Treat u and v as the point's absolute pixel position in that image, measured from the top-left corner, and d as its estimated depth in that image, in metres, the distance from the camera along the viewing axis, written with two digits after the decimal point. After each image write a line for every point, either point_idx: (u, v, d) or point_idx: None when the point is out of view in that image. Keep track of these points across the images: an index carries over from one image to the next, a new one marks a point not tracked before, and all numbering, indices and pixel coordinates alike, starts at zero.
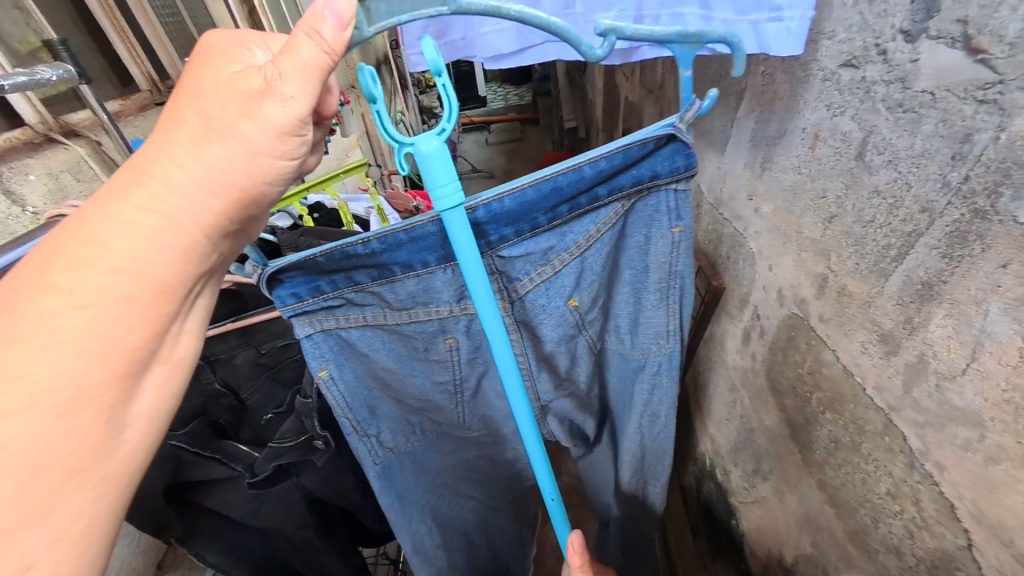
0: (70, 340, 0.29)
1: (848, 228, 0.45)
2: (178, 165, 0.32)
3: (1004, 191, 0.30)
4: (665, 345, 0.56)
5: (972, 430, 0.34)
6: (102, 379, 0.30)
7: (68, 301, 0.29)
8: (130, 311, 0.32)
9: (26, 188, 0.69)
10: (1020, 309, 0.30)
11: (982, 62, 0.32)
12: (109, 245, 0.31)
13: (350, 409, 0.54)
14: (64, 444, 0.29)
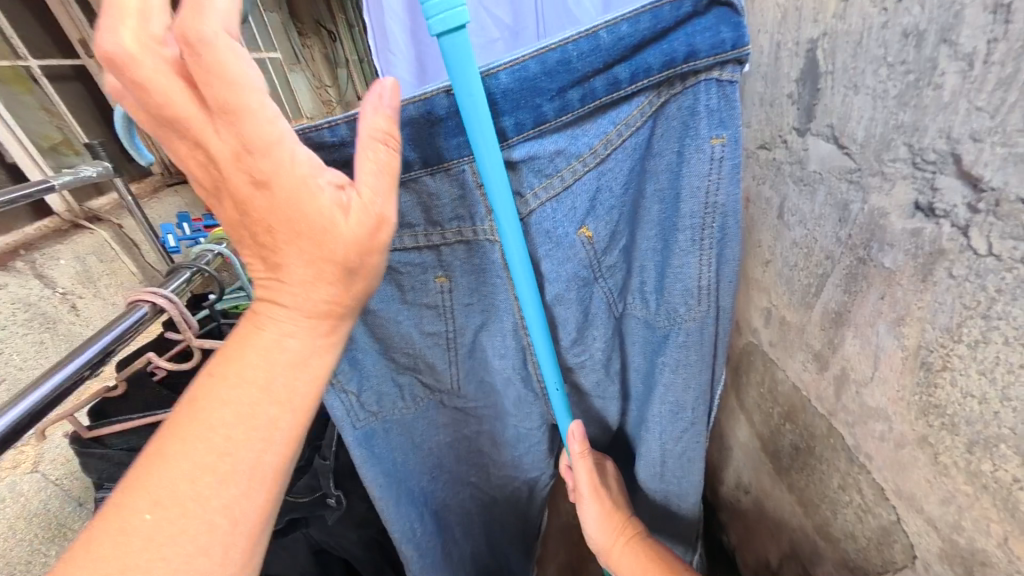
0: (229, 439, 0.33)
1: (779, 270, 0.57)
2: (287, 336, 0.36)
3: (874, 244, 0.43)
4: (697, 310, 0.57)
5: (883, 423, 0.44)
6: (257, 466, 0.34)
7: (223, 405, 0.33)
8: (241, 458, 0.34)
9: (57, 271, 0.98)
10: (898, 328, 0.40)
11: (845, 154, 0.45)
12: (260, 345, 0.35)
13: (333, 367, 0.56)
14: (226, 514, 0.33)
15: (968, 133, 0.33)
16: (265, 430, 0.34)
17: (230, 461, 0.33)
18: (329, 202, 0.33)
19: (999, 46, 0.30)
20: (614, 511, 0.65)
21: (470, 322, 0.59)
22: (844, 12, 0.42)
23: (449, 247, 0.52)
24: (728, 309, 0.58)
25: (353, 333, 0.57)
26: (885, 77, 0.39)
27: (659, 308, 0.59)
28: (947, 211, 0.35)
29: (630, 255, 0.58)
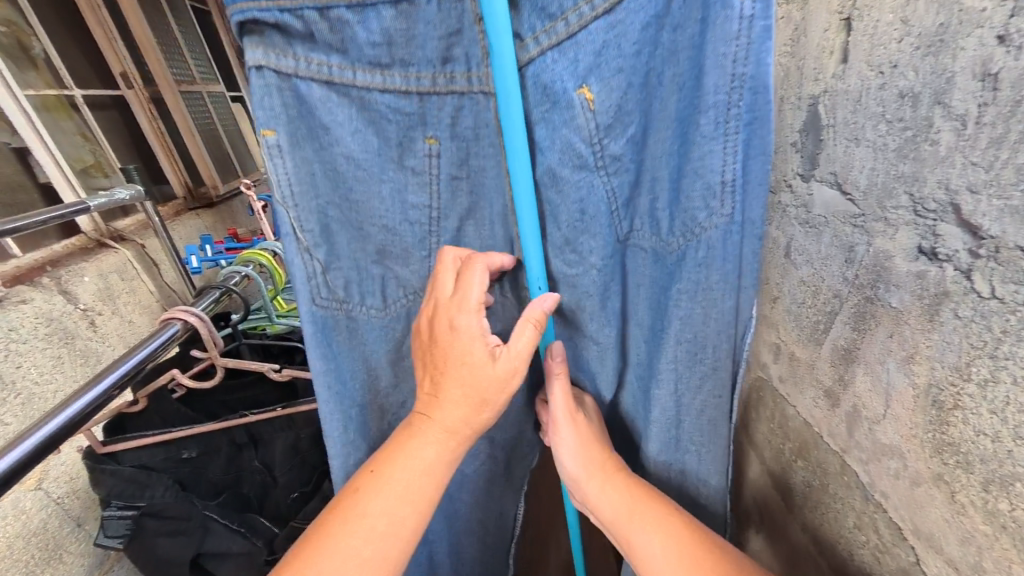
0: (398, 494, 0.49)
1: (788, 307, 0.59)
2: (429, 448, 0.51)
3: (880, 285, 0.45)
4: (723, 208, 0.53)
5: (898, 461, 0.44)
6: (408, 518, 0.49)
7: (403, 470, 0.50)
8: (385, 542, 0.48)
9: (80, 288, 1.00)
10: (907, 366, 0.42)
11: (849, 199, 0.48)
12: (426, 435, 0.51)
13: (300, 209, 0.55)
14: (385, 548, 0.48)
15: (965, 186, 0.36)
16: (403, 527, 0.49)
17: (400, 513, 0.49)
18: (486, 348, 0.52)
19: (990, 109, 0.33)
20: (600, 450, 0.67)
21: (456, 205, 0.65)
22: (843, 73, 0.46)
23: (435, 98, 0.57)
24: (759, 217, 0.53)
25: (326, 206, 0.57)
26: (884, 132, 0.42)
27: (681, 211, 0.57)
28: (950, 255, 0.38)
29: (642, 154, 0.58)
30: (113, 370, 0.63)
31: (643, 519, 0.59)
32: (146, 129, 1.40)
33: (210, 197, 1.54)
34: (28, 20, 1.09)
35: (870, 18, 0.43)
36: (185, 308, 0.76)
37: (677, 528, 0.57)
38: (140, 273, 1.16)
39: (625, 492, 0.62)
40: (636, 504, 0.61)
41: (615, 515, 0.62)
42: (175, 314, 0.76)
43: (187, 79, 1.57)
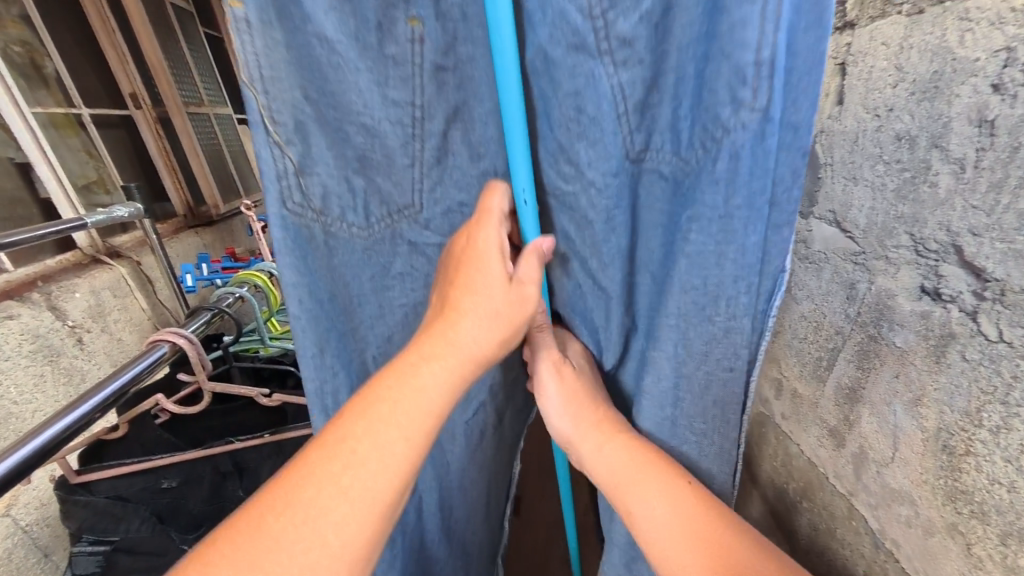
0: (387, 433, 0.39)
1: (789, 342, 0.59)
2: (431, 378, 0.42)
3: (883, 323, 0.44)
4: (800, 84, 0.41)
5: (908, 508, 0.43)
6: (395, 468, 0.39)
7: (397, 407, 0.40)
8: (376, 490, 0.38)
9: (70, 304, 0.96)
10: (914, 408, 0.41)
11: (848, 237, 0.48)
12: (427, 366, 0.42)
13: (269, 70, 0.40)
14: (363, 496, 0.37)
15: (966, 228, 0.36)
16: (400, 474, 0.39)
17: (387, 455, 0.39)
18: (502, 268, 0.47)
19: (988, 154, 0.34)
20: (595, 409, 0.59)
21: (442, 101, 0.48)
22: (839, 114, 0.47)
23: None
24: (810, 120, 0.42)
25: (303, 98, 0.43)
26: (882, 172, 0.43)
27: (703, 111, 0.44)
28: (954, 296, 0.37)
29: (664, 44, 0.44)
30: (97, 388, 0.61)
31: (646, 482, 0.51)
32: (151, 148, 1.40)
33: (210, 215, 1.54)
34: (43, 41, 1.10)
35: (864, 63, 0.44)
36: (175, 330, 0.74)
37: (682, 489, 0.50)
38: (133, 291, 1.13)
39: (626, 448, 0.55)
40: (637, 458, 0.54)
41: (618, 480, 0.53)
42: (163, 336, 0.73)
43: (195, 101, 1.60)
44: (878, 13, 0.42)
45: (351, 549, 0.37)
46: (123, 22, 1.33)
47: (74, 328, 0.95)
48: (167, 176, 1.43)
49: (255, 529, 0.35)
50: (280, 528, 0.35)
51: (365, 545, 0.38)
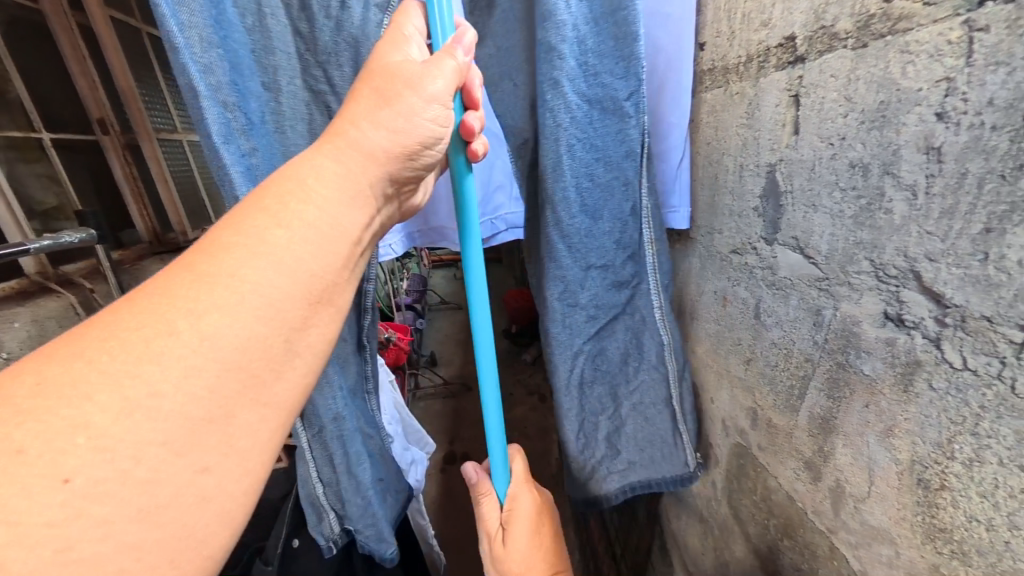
0: (269, 251, 0.33)
1: (761, 369, 0.58)
2: (319, 173, 0.37)
3: (850, 350, 0.43)
4: None
5: (890, 548, 0.40)
6: (289, 294, 0.33)
7: (276, 221, 0.34)
8: (264, 285, 0.31)
9: (9, 334, 0.90)
10: (887, 440, 0.39)
11: (812, 263, 0.47)
12: (308, 181, 0.36)
13: None
14: (241, 328, 0.30)
15: (923, 254, 0.35)
16: (293, 285, 0.33)
17: (266, 278, 0.32)
18: (402, 81, 0.41)
19: (938, 180, 0.34)
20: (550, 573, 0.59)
21: None
22: (796, 144, 0.48)
23: None
24: None
25: None
26: (839, 199, 0.43)
27: None
28: (917, 323, 0.37)
29: None
30: None
31: None
32: (119, 175, 1.38)
33: (177, 242, 1.53)
34: (5, 65, 1.05)
35: (816, 95, 0.45)
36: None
37: None
38: (83, 321, 1.06)
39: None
40: None
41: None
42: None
43: (167, 128, 1.57)
44: (825, 47, 0.43)
45: (222, 346, 0.29)
46: (92, 47, 1.30)
47: (10, 360, 0.88)
48: (131, 202, 1.41)
49: (104, 320, 0.28)
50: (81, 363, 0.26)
51: (245, 364, 0.30)
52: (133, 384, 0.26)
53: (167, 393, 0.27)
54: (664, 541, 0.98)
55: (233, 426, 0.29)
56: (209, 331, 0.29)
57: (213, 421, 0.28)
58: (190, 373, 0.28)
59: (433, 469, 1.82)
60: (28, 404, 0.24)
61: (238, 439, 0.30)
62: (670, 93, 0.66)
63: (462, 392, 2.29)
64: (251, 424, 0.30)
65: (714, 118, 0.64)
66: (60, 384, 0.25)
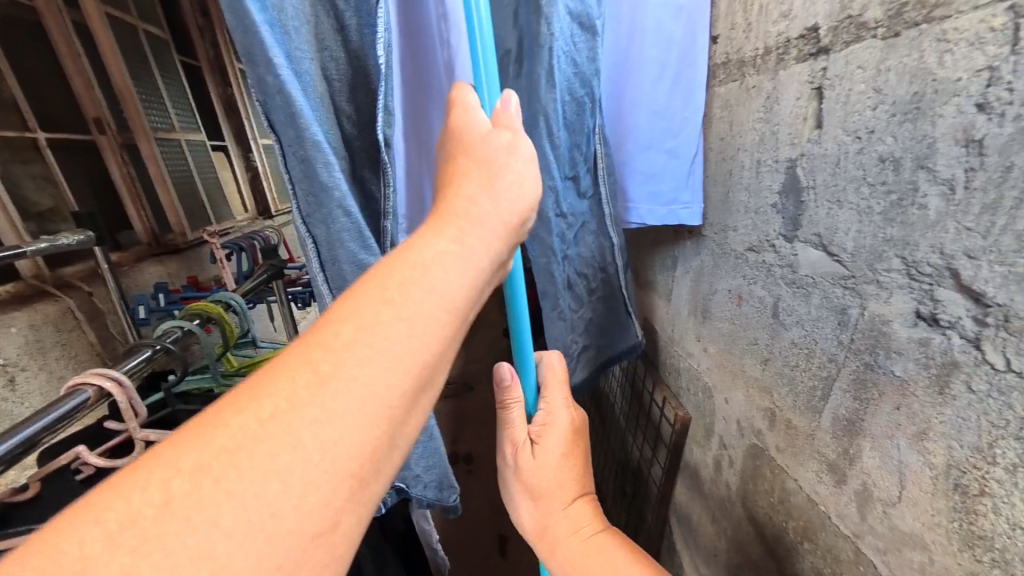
0: (431, 270, 0.30)
1: (779, 369, 0.56)
2: (487, 202, 0.35)
3: (878, 350, 0.42)
4: None
5: (922, 554, 0.39)
6: (445, 310, 0.30)
7: (455, 236, 0.32)
8: (380, 343, 0.27)
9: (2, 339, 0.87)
10: (919, 443, 0.38)
11: (836, 261, 0.46)
12: (474, 196, 0.35)
13: None
14: (356, 373, 0.26)
15: (961, 251, 0.34)
16: (432, 325, 0.29)
17: (400, 307, 0.28)
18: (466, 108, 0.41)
19: (978, 174, 0.32)
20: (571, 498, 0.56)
21: None
22: (819, 138, 0.47)
23: None
24: None
25: None
26: (867, 195, 0.42)
27: None
28: (953, 323, 0.35)
29: None
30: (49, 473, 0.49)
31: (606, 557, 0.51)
32: (116, 175, 1.34)
33: (176, 243, 1.47)
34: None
35: (842, 87, 0.43)
36: (96, 369, 0.43)
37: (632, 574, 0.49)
38: (80, 325, 1.03)
39: (590, 519, 0.55)
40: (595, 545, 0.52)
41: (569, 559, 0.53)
42: (85, 379, 0.43)
43: (165, 128, 1.54)
44: (851, 38, 0.42)
45: (340, 390, 0.25)
46: (87, 44, 1.27)
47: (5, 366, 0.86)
48: (128, 201, 1.36)
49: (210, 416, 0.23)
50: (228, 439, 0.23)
51: (372, 444, 0.25)
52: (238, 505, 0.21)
53: (273, 496, 0.22)
54: (674, 542, 0.97)
55: (349, 519, 0.25)
56: (324, 378, 0.25)
57: (336, 520, 0.24)
58: (302, 427, 0.24)
59: None
60: (151, 529, 0.20)
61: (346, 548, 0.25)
62: (684, 85, 0.64)
63: (463, 391, 2.28)
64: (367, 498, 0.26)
65: (728, 113, 0.62)
66: (191, 470, 0.21)
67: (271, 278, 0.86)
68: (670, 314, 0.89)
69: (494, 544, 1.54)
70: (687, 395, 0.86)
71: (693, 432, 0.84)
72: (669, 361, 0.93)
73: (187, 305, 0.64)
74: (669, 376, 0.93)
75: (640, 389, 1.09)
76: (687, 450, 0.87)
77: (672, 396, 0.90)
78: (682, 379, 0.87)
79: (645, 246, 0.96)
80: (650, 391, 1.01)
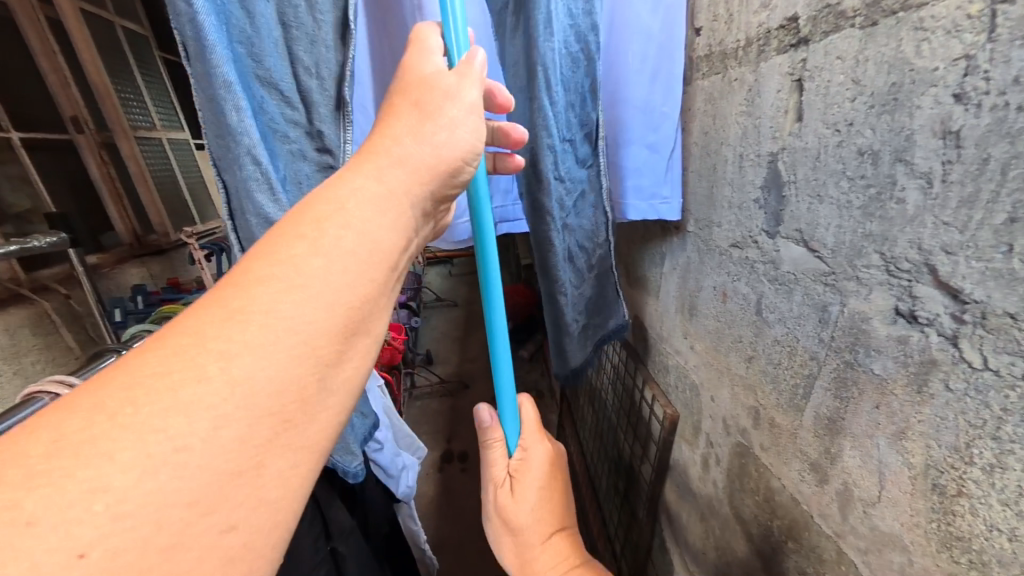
0: (351, 215, 0.26)
1: (763, 367, 0.56)
2: (415, 141, 0.30)
3: (859, 348, 0.41)
4: None
5: (902, 555, 0.39)
6: (367, 260, 0.26)
7: (382, 179, 0.28)
8: (300, 276, 0.24)
9: None
10: (898, 443, 0.37)
11: (817, 257, 0.45)
12: (410, 134, 0.31)
13: None
14: (255, 329, 0.22)
15: (939, 246, 0.33)
16: (354, 265, 0.26)
17: (317, 256, 0.25)
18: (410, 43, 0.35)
19: (955, 167, 0.31)
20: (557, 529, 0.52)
21: None
22: (800, 131, 0.46)
23: None
24: None
25: None
26: (846, 189, 0.41)
27: None
28: (931, 319, 0.34)
29: None
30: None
31: None
32: (96, 175, 1.31)
33: (160, 244, 1.48)
34: None
35: (821, 78, 0.42)
36: (52, 378, 0.42)
37: None
38: (59, 328, 1.02)
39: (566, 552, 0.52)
40: None
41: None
42: (41, 388, 0.41)
43: (146, 126, 1.53)
44: (830, 28, 0.40)
45: (241, 352, 0.22)
46: (64, 41, 1.24)
47: None
48: (109, 201, 1.34)
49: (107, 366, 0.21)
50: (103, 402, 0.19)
51: (292, 384, 0.23)
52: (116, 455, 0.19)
53: (172, 449, 0.19)
54: (664, 539, 0.97)
55: (270, 467, 0.22)
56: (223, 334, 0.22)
57: (248, 464, 0.21)
58: (196, 387, 0.20)
59: (429, 469, 1.80)
60: (37, 471, 0.18)
61: (265, 499, 0.22)
62: (663, 80, 0.62)
63: (457, 389, 2.27)
64: (290, 444, 0.23)
65: (711, 106, 0.61)
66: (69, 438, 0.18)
67: None
68: (658, 311, 0.88)
69: (489, 542, 1.50)
70: (676, 392, 0.85)
71: (681, 430, 0.83)
72: (657, 358, 0.92)
73: (160, 308, 0.63)
74: (658, 372, 0.92)
75: (630, 387, 1.08)
76: (676, 448, 0.87)
77: (661, 394, 0.89)
78: (671, 376, 0.86)
79: (634, 242, 0.95)
80: (640, 388, 1.01)
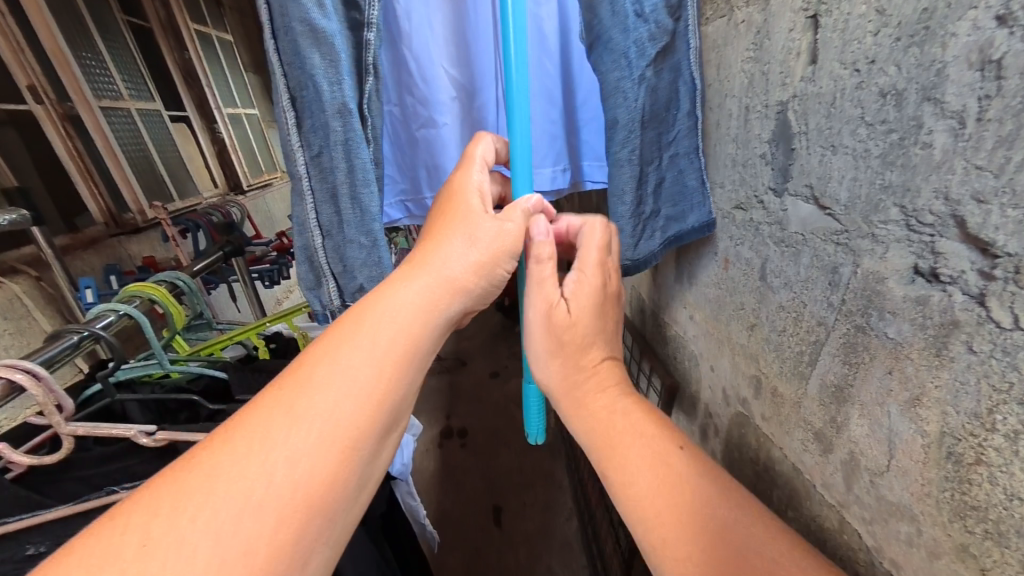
0: (381, 345, 0.35)
1: (767, 335, 0.53)
2: (463, 260, 0.42)
3: (872, 312, 0.38)
4: None
5: (910, 525, 0.37)
6: (392, 382, 0.35)
7: (404, 310, 0.38)
8: (352, 388, 0.33)
9: None
10: (912, 410, 0.35)
11: (828, 215, 0.42)
12: (431, 271, 0.41)
13: None
14: (308, 440, 0.31)
15: (969, 194, 0.30)
16: (375, 388, 0.34)
17: (357, 378, 0.34)
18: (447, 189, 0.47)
19: (994, 102, 0.28)
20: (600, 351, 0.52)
21: None
22: (813, 75, 0.41)
23: None
24: None
25: None
26: (865, 136, 0.37)
27: None
28: (955, 277, 0.31)
29: None
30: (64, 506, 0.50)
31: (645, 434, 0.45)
32: (61, 150, 1.25)
33: (137, 223, 1.41)
34: None
35: (840, 11, 0.38)
36: (2, 362, 0.39)
37: (673, 455, 0.43)
38: (32, 312, 0.99)
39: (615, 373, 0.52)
40: (619, 408, 0.48)
41: (595, 412, 0.48)
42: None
43: (112, 96, 1.44)
44: None
45: (299, 460, 0.30)
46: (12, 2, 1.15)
47: None
48: (78, 178, 1.28)
49: (202, 460, 0.29)
50: (194, 499, 0.28)
51: (334, 482, 0.31)
52: (224, 537, 0.27)
53: (243, 533, 0.27)
54: None
55: (316, 557, 0.30)
56: (285, 446, 0.30)
57: (303, 553, 0.29)
58: (261, 493, 0.28)
59: (429, 446, 1.81)
60: (127, 568, 0.25)
61: None
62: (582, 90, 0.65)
63: (456, 367, 2.26)
64: (327, 533, 0.31)
65: (714, 55, 0.56)
66: (163, 537, 0.26)
67: (230, 257, 0.84)
68: (656, 282, 0.86)
69: (490, 516, 1.52)
70: (674, 363, 0.83)
71: (679, 401, 0.82)
72: (654, 330, 0.90)
73: (126, 286, 0.59)
74: (656, 344, 0.90)
75: (628, 360, 1.06)
76: (675, 419, 0.85)
77: (659, 366, 0.87)
78: (669, 347, 0.84)
79: None
80: (638, 361, 0.98)
